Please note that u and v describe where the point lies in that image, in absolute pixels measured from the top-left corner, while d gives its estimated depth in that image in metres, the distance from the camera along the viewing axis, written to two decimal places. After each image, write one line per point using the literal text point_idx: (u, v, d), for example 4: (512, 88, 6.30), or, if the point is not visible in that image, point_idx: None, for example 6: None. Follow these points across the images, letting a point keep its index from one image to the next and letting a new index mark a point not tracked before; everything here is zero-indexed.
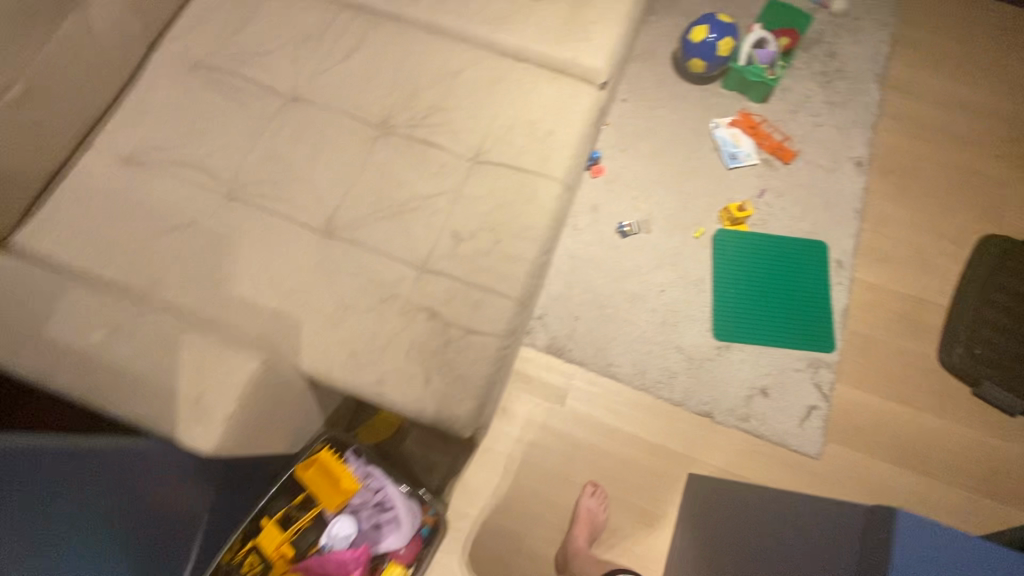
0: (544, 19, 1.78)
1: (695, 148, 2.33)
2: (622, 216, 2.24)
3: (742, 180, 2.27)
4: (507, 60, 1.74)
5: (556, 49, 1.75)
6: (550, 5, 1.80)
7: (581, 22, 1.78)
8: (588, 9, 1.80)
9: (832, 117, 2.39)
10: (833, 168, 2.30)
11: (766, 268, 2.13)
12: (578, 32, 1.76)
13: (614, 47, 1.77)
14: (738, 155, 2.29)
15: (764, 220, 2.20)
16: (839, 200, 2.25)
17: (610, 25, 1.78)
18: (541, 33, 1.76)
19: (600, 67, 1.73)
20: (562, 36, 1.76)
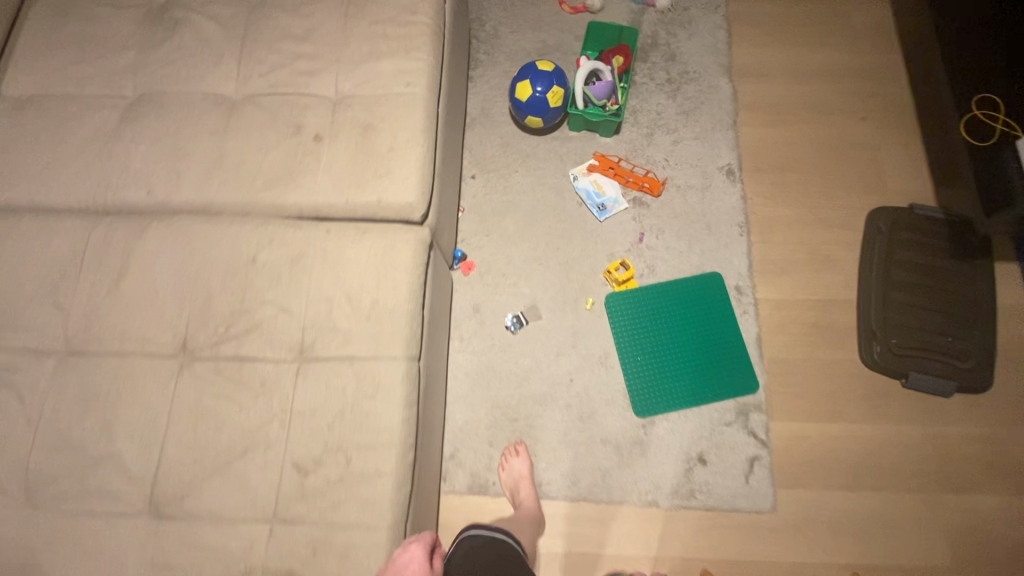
0: (334, 165, 1.55)
1: (560, 207, 2.15)
2: (506, 309, 2.04)
3: (618, 229, 2.11)
4: (305, 226, 1.50)
5: (357, 197, 1.52)
6: (337, 145, 1.57)
7: (376, 154, 1.56)
8: (381, 136, 1.58)
9: (690, 128, 2.23)
10: (706, 184, 2.14)
11: (670, 321, 1.98)
12: (377, 169, 1.54)
13: (421, 169, 1.55)
14: (606, 203, 2.12)
15: (651, 268, 2.05)
16: (721, 218, 2.10)
17: (410, 146, 1.57)
18: (336, 183, 1.54)
19: (412, 201, 1.52)
20: (360, 180, 1.54)
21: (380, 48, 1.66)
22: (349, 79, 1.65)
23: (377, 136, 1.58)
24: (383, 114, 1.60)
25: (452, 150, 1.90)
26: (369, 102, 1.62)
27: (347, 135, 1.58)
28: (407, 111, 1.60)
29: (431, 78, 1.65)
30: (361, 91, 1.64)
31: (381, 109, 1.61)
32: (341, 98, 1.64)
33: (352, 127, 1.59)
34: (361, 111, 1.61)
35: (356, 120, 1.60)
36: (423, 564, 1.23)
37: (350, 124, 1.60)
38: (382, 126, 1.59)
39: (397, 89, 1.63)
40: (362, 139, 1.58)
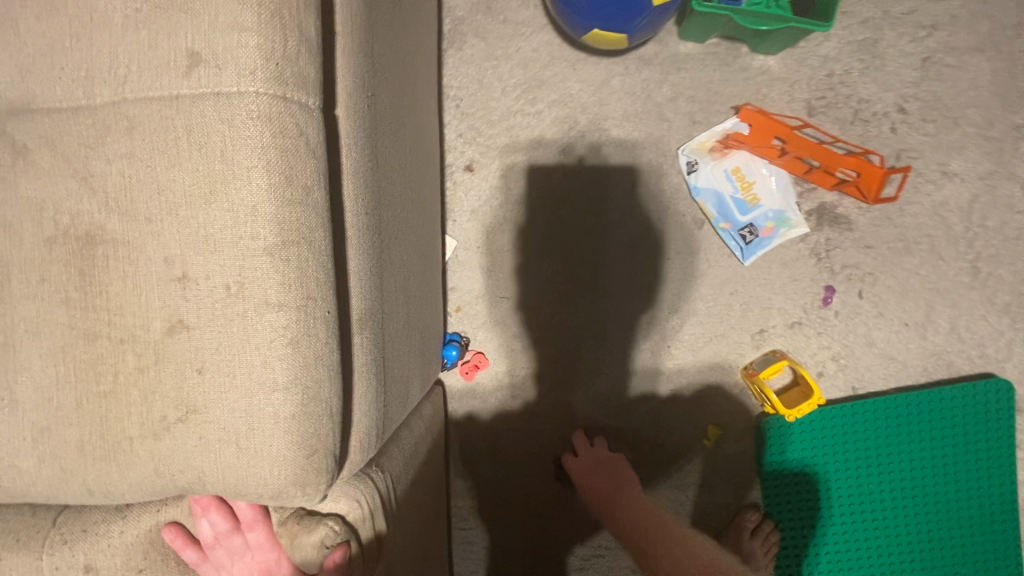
0: (25, 382, 0.49)
1: (656, 233, 1.02)
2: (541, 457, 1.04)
3: (779, 281, 1.01)
4: (19, 552, 0.55)
5: (120, 482, 0.50)
6: (20, 311, 0.48)
7: (139, 343, 0.47)
8: (143, 276, 0.46)
9: (966, 21, 0.95)
10: (984, 170, 0.96)
11: (879, 458, 1.00)
12: (152, 396, 0.47)
13: (295, 390, 0.47)
14: (757, 226, 0.99)
15: (841, 361, 1.02)
16: (1004, 249, 0.98)
17: (241, 311, 0.46)
18: (41, 440, 0.49)
19: (279, 493, 0.50)
20: (107, 430, 0.48)
21: None
22: (6, 41, 0.47)
23: (129, 275, 0.46)
24: (131, 189, 0.45)
25: (411, 166, 0.75)
26: (83, 139, 0.46)
27: (41, 272, 0.47)
28: (211, 171, 0.45)
29: (284, 17, 0.45)
30: (49, 89, 0.46)
31: (123, 166, 0.45)
32: (3, 116, 0.49)
33: (49, 240, 0.47)
34: (65, 178, 0.46)
35: (59, 213, 0.47)
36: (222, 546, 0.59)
37: (41, 230, 0.47)
38: (138, 237, 0.46)
39: (164, 81, 0.44)
40: (88, 290, 0.47)
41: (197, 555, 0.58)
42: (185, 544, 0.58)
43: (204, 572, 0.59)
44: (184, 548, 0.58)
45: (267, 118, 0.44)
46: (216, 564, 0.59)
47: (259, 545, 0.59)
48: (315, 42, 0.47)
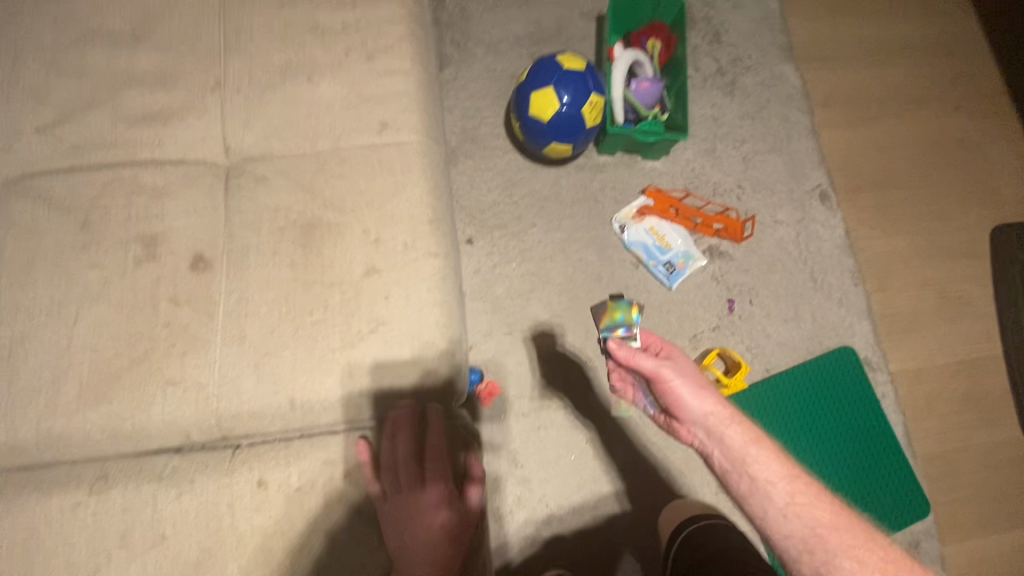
0: (255, 322, 0.71)
1: (609, 274, 1.43)
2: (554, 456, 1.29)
3: (697, 298, 1.43)
4: (213, 473, 0.76)
5: (320, 387, 0.70)
6: (254, 275, 0.73)
7: (346, 284, 0.73)
8: (349, 243, 0.75)
9: (761, 137, 1.58)
10: (797, 217, 1.53)
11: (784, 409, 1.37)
12: (353, 317, 0.72)
13: (446, 306, 0.74)
14: (674, 262, 1.42)
15: (753, 351, 1.41)
16: (825, 263, 1.50)
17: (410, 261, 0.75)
18: (263, 363, 0.70)
19: (432, 382, 0.72)
20: (319, 346, 0.71)
21: (313, 52, 0.82)
22: (257, 121, 0.79)
23: (341, 245, 0.75)
24: (345, 195, 0.77)
25: None
26: (309, 170, 0.78)
27: (273, 249, 0.74)
28: (395, 183, 0.78)
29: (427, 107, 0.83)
30: (288, 146, 0.79)
31: (339, 183, 0.78)
32: (241, 163, 0.78)
33: (281, 229, 0.75)
34: (297, 193, 0.77)
35: (289, 213, 0.76)
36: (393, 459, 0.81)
37: (274, 224, 0.75)
38: (348, 221, 0.76)
39: (366, 138, 0.80)
40: (309, 255, 0.74)
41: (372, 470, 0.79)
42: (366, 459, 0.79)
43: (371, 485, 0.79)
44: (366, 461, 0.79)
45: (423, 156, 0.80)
46: (389, 475, 0.81)
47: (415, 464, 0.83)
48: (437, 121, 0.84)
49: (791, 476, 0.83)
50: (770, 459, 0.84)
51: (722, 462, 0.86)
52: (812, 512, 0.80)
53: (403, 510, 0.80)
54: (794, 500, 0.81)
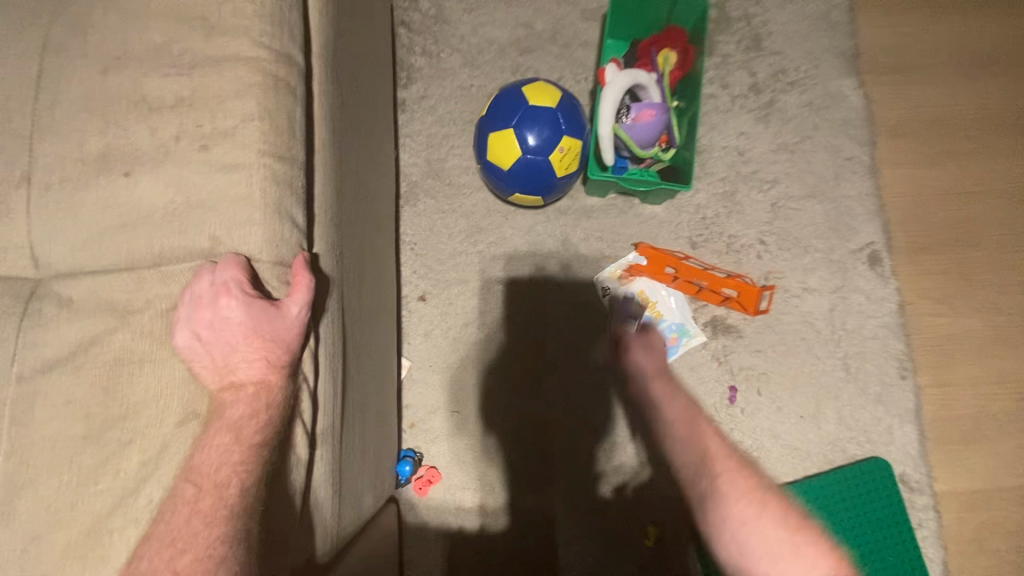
0: (31, 495, 0.64)
1: (583, 347, 1.21)
2: (495, 559, 1.14)
3: (690, 382, 1.18)
4: None
5: (96, 573, 0.62)
6: (41, 429, 0.65)
7: (145, 445, 0.65)
8: (160, 393, 0.66)
9: (799, 177, 1.25)
10: (835, 285, 1.21)
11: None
12: (144, 487, 0.64)
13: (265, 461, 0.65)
14: (665, 336, 1.18)
15: (755, 454, 1.16)
16: (865, 347, 1.19)
17: (236, 418, 0.64)
18: (33, 546, 0.62)
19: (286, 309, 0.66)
20: (103, 521, 0.63)
21: (139, 138, 0.66)
22: (66, 232, 0.66)
23: (146, 398, 0.66)
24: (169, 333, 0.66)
25: (367, 302, 0.92)
26: (123, 289, 0.66)
27: (66, 396, 0.66)
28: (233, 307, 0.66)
29: (284, 217, 0.67)
30: (96, 261, 0.67)
31: (161, 316, 0.66)
32: (51, 282, 0.67)
33: (79, 375, 0.66)
34: (105, 330, 0.66)
35: (89, 356, 0.66)
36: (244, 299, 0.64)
37: (70, 371, 0.66)
38: (163, 367, 0.66)
39: (195, 244, 0.66)
40: (107, 408, 0.65)
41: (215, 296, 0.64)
42: (237, 268, 0.65)
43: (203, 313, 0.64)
44: (225, 269, 0.64)
45: (276, 281, 0.68)
46: (230, 303, 0.64)
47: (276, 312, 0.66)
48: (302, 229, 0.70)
49: (761, 504, 0.67)
50: (738, 473, 0.70)
51: (688, 464, 0.75)
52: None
53: (239, 337, 0.65)
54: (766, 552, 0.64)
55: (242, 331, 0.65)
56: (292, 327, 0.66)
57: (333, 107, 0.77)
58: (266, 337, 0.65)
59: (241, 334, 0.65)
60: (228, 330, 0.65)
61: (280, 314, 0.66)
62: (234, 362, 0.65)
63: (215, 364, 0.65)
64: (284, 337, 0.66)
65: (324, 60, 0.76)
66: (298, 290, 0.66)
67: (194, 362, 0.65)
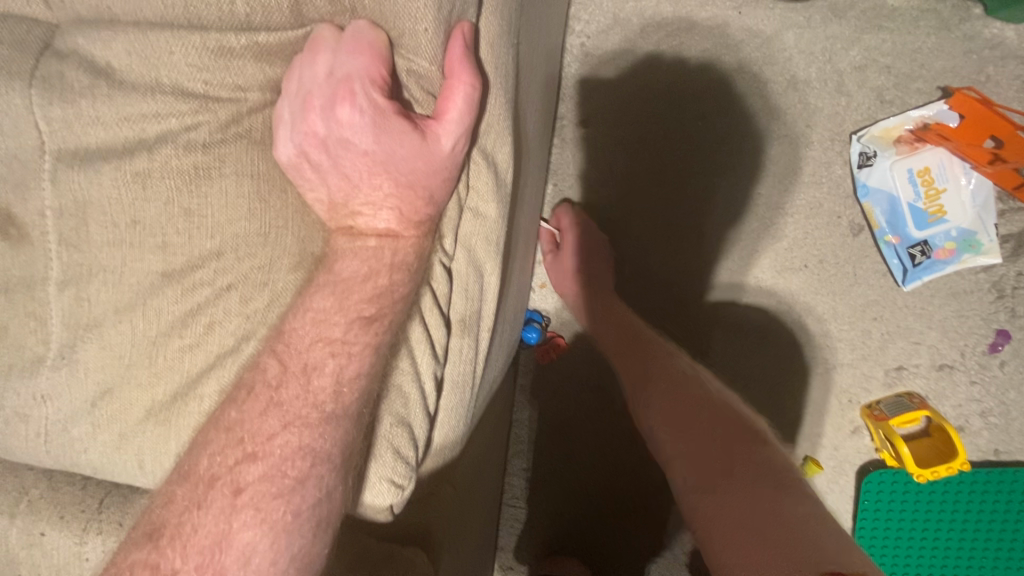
0: (93, 338, 0.44)
1: (799, 233, 0.83)
2: (615, 463, 0.94)
3: (939, 313, 0.83)
4: (59, 531, 0.50)
5: (180, 453, 0.45)
6: (101, 258, 0.42)
7: (244, 295, 0.42)
8: (261, 226, 0.42)
9: None
10: None
11: (1003, 523, 0.85)
12: (236, 361, 0.43)
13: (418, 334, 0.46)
14: (933, 245, 0.79)
15: (994, 421, 0.85)
16: None
17: (346, 279, 0.43)
18: (102, 404, 0.45)
19: (435, 133, 0.39)
20: (186, 392, 0.44)
21: None
22: None
23: (240, 232, 0.42)
24: (268, 137, 0.41)
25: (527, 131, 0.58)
26: (190, 59, 0.38)
27: (129, 213, 0.41)
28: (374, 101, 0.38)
29: None
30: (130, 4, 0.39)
31: (253, 103, 0.40)
32: (75, 33, 0.41)
33: (143, 181, 0.41)
34: (171, 108, 0.40)
35: (152, 154, 0.40)
36: (377, 102, 0.38)
37: (128, 163, 0.41)
38: (258, 189, 0.41)
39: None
40: (187, 234, 0.42)
41: (331, 96, 0.38)
42: (373, 55, 0.37)
43: (310, 119, 0.39)
44: (353, 54, 0.37)
45: (425, 83, 0.39)
46: (353, 109, 0.38)
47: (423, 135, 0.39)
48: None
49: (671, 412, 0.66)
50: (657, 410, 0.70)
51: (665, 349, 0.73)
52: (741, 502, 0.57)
53: (363, 167, 0.40)
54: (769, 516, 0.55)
55: (367, 160, 0.40)
56: (443, 170, 0.40)
57: None
58: (400, 173, 0.40)
59: (368, 164, 0.40)
60: (346, 156, 0.40)
61: (423, 143, 0.39)
62: (356, 204, 0.42)
63: (331, 202, 0.42)
64: (430, 184, 0.41)
65: None
66: (456, 103, 0.39)
67: (302, 191, 0.42)
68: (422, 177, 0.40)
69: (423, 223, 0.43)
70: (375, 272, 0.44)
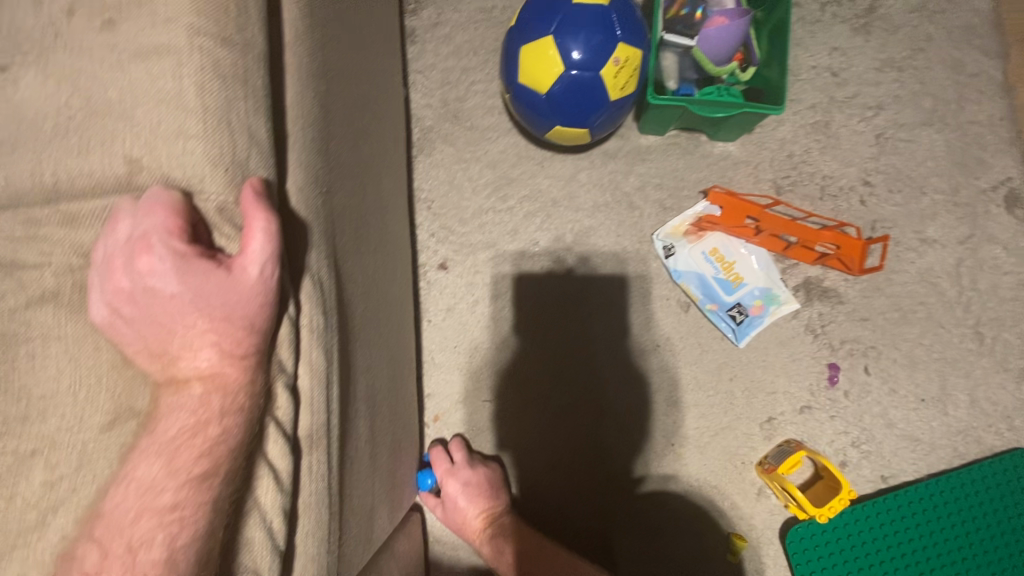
0: None
1: (642, 321, 0.97)
2: None
3: (778, 362, 0.95)
4: None
5: None
6: None
7: (53, 459, 0.42)
8: (72, 383, 0.43)
9: (912, 101, 1.00)
10: (960, 235, 0.96)
11: (913, 544, 0.88)
12: (50, 523, 0.42)
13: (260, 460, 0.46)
14: (746, 305, 0.95)
15: (865, 447, 0.93)
16: (1001, 312, 0.94)
17: (171, 438, 0.42)
18: None
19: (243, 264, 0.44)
20: None
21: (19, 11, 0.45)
22: None
23: (49, 390, 0.43)
24: (80, 300, 0.44)
25: (369, 268, 0.71)
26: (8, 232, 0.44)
27: None
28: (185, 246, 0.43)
29: (231, 113, 0.44)
30: None
31: (71, 271, 0.44)
32: None
33: None
34: None
35: None
36: (180, 248, 0.42)
37: None
38: (69, 348, 0.44)
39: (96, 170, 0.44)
40: None
41: (134, 254, 0.42)
42: (166, 212, 0.42)
43: (117, 279, 0.42)
44: (150, 216, 0.42)
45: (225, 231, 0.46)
46: (156, 258, 0.42)
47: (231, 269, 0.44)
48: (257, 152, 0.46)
49: None
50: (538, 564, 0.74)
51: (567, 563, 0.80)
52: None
53: (173, 310, 0.42)
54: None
55: (177, 302, 0.42)
56: (257, 295, 0.44)
57: None
58: (213, 306, 0.42)
59: (179, 303, 0.42)
60: (155, 304, 0.42)
61: (232, 274, 0.43)
62: (175, 349, 0.43)
63: (150, 354, 0.43)
64: (246, 311, 0.43)
65: None
66: (257, 235, 0.44)
67: (122, 347, 0.43)
68: (237, 304, 0.43)
69: (248, 349, 0.44)
70: (205, 409, 0.43)
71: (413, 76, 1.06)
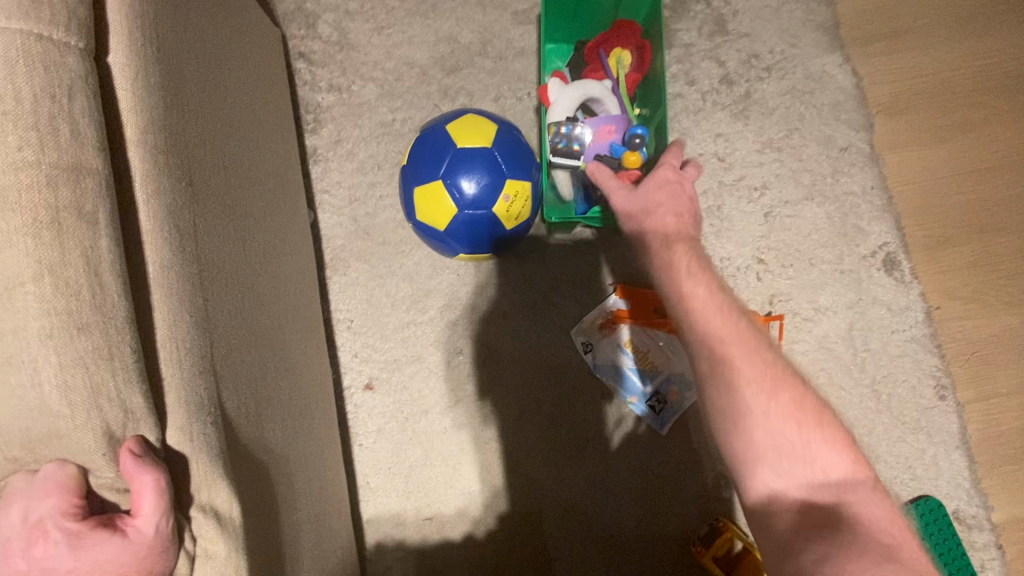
0: None
1: (568, 418, 1.01)
2: None
3: (700, 442, 1.00)
4: None
5: None
6: None
7: None
8: None
9: (793, 178, 1.07)
10: (848, 301, 1.04)
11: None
12: None
13: None
14: (663, 391, 1.00)
15: None
16: (893, 368, 1.02)
17: None
18: None
19: (137, 523, 0.48)
20: None
21: None
22: None
23: None
24: None
25: (279, 448, 0.69)
26: None
27: None
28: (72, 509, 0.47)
29: (95, 394, 0.46)
30: None
31: None
32: None
33: None
34: None
35: None
36: (72, 524, 0.46)
37: None
38: None
39: None
40: None
41: (32, 533, 0.46)
42: (59, 491, 0.46)
43: (15, 558, 0.46)
44: (41, 498, 0.46)
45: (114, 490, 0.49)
46: (52, 537, 0.46)
47: (125, 529, 0.47)
48: (126, 418, 0.47)
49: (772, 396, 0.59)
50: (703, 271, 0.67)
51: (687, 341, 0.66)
52: (837, 471, 0.57)
53: None
54: (840, 484, 0.57)
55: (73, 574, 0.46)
56: (153, 547, 0.48)
57: (174, 211, 0.56)
58: (108, 571, 0.46)
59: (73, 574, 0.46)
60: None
61: (125, 536, 0.47)
62: None
63: None
64: (145, 564, 0.47)
65: (163, 149, 0.56)
66: (146, 494, 0.48)
67: None
68: (130, 563, 0.47)
69: None
70: None
71: (320, 196, 1.06)
